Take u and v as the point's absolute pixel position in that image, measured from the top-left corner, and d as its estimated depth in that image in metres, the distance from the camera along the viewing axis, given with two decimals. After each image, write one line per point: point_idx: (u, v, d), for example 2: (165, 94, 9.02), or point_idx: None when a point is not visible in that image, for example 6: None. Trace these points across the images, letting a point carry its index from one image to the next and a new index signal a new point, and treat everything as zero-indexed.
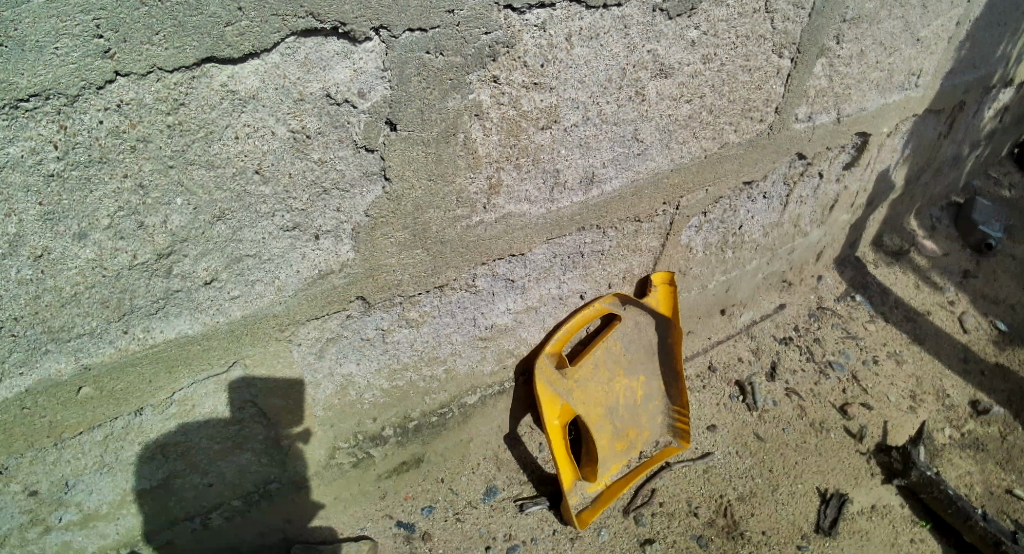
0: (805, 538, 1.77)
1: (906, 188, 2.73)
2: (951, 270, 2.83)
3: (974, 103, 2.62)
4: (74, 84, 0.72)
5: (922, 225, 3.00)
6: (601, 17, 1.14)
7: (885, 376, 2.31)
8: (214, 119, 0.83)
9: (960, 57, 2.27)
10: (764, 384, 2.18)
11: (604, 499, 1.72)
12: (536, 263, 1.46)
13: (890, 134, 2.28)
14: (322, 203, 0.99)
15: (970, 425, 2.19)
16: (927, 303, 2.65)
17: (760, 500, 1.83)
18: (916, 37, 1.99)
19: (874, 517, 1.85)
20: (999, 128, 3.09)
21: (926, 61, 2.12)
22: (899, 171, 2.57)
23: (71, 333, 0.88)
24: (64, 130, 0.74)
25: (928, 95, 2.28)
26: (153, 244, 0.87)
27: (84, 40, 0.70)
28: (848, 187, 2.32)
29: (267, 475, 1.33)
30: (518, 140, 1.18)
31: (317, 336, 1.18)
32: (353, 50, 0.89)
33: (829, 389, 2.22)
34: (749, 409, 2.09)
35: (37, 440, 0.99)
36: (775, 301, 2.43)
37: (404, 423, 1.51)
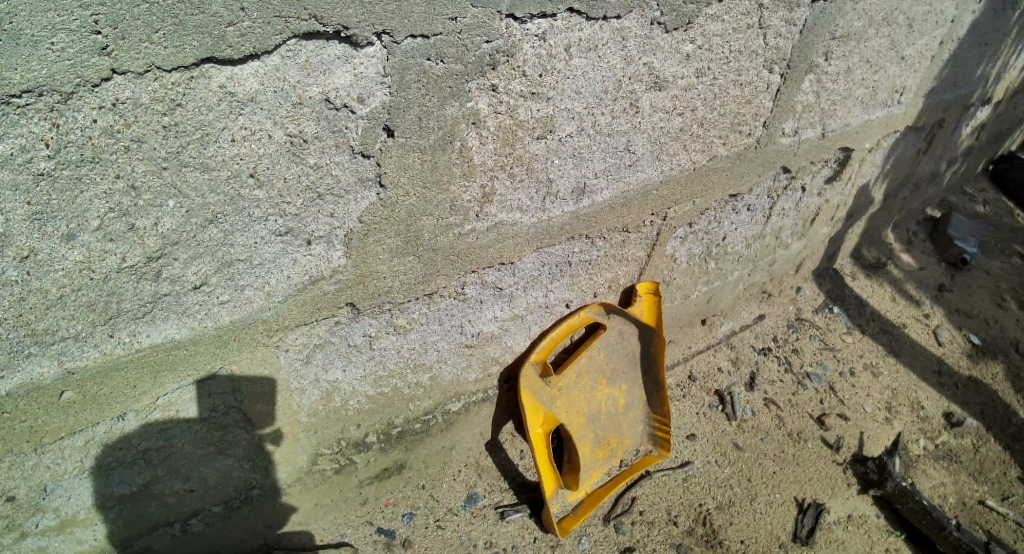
0: (783, 547, 1.78)
1: (884, 203, 2.78)
2: (927, 283, 2.89)
3: (952, 121, 2.68)
4: (69, 81, 0.71)
5: (899, 239, 3.06)
6: (600, 29, 1.15)
7: (862, 387, 2.34)
8: (211, 120, 0.81)
9: (942, 77, 2.32)
10: (743, 394, 2.20)
11: (586, 507, 1.71)
12: (526, 272, 1.45)
13: (872, 150, 2.31)
14: (315, 208, 0.98)
15: (945, 437, 2.24)
16: (903, 316, 2.70)
17: (739, 509, 1.84)
18: (900, 56, 2.02)
19: (850, 527, 1.88)
20: (975, 146, 3.17)
21: (910, 79, 2.16)
22: (879, 186, 2.61)
23: (55, 336, 0.86)
24: (56, 128, 0.72)
25: (910, 112, 2.32)
26: (143, 247, 0.85)
27: (81, 35, 0.69)
28: (829, 200, 2.36)
29: (249, 481, 1.30)
30: (513, 150, 1.18)
31: (305, 342, 1.16)
32: (354, 55, 0.88)
33: (807, 400, 2.24)
34: (728, 418, 2.10)
35: (16, 445, 0.97)
36: (755, 311, 2.45)
37: (388, 430, 1.49)
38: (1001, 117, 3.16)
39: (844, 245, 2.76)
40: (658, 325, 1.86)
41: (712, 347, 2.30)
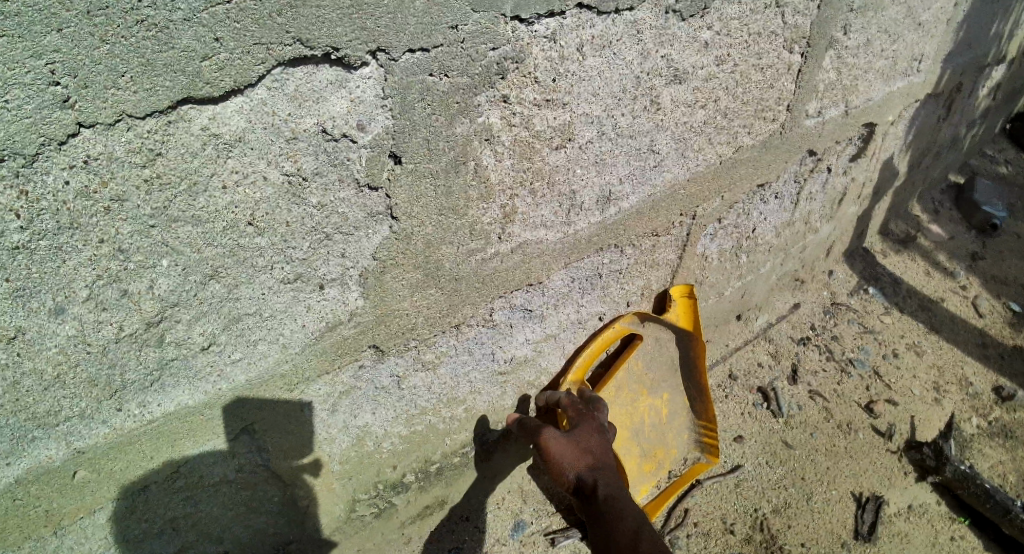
0: (846, 547, 1.66)
1: (909, 174, 2.63)
2: (959, 253, 2.75)
3: (969, 83, 2.50)
4: (32, 141, 0.63)
5: (925, 209, 2.91)
6: (613, 24, 1.06)
7: (907, 368, 2.19)
8: (197, 167, 0.74)
9: (959, 39, 2.18)
10: (786, 388, 2.05)
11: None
12: (555, 289, 1.36)
13: (895, 122, 2.18)
14: (325, 250, 0.90)
15: (997, 413, 2.09)
16: (939, 290, 2.55)
17: (796, 511, 1.72)
18: (917, 22, 1.89)
19: (912, 518, 1.76)
20: (994, 106, 3.00)
21: (926, 45, 2.02)
22: (902, 158, 2.47)
23: (59, 417, 0.79)
24: (25, 195, 0.65)
25: (929, 80, 2.18)
26: (141, 312, 0.78)
27: (38, 89, 0.61)
28: (856, 178, 2.22)
29: (286, 537, 1.22)
30: (532, 162, 1.09)
31: (329, 391, 1.08)
32: (348, 78, 0.80)
33: (852, 388, 2.09)
34: (775, 416, 1.96)
35: (31, 532, 0.90)
36: (790, 300, 2.31)
37: (426, 467, 1.40)
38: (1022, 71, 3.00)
39: (873, 221, 2.61)
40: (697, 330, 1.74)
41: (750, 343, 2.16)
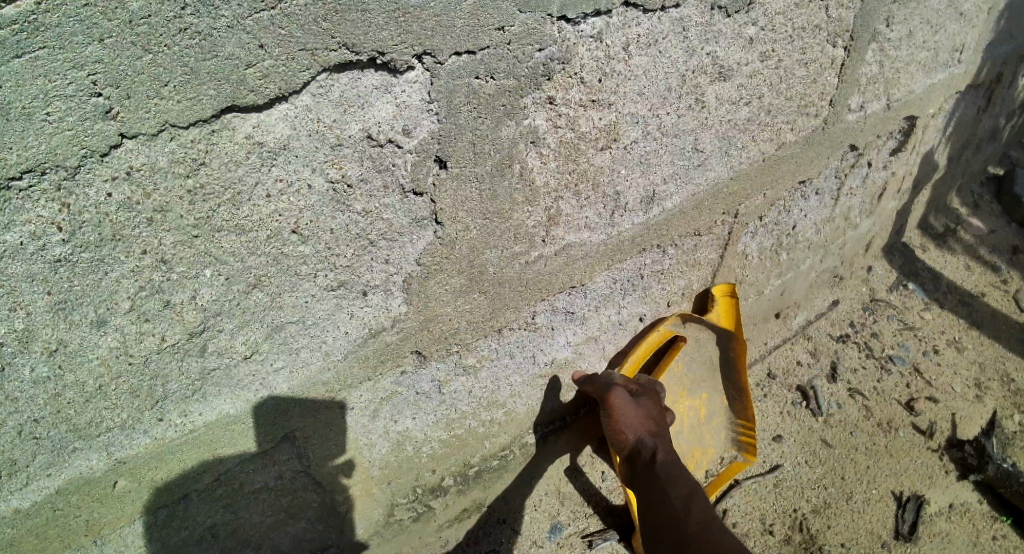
0: (887, 547, 1.60)
1: (949, 167, 2.53)
2: (1000, 248, 2.65)
3: (1009, 73, 2.40)
4: (73, 153, 0.62)
5: (964, 202, 2.82)
6: (659, 22, 1.02)
7: (948, 365, 2.11)
8: (241, 176, 0.73)
9: (998, 29, 2.07)
10: (826, 387, 1.98)
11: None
12: (597, 292, 1.33)
13: (933, 115, 2.09)
14: (368, 257, 0.89)
15: None
16: (981, 286, 2.46)
17: (837, 511, 1.66)
18: (959, 12, 1.81)
19: (954, 518, 1.70)
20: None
21: (969, 35, 1.93)
22: (942, 151, 2.37)
23: (99, 429, 0.78)
24: (66, 208, 0.64)
25: (970, 70, 2.09)
26: (184, 323, 0.77)
27: (80, 100, 0.60)
28: (895, 173, 2.14)
29: (324, 542, 1.22)
30: (577, 165, 1.06)
31: (371, 397, 1.07)
32: (394, 83, 0.79)
33: (892, 385, 2.02)
34: (814, 414, 1.90)
35: (73, 540, 0.90)
36: (828, 297, 2.24)
37: (464, 471, 1.39)
38: None
39: (912, 214, 2.51)
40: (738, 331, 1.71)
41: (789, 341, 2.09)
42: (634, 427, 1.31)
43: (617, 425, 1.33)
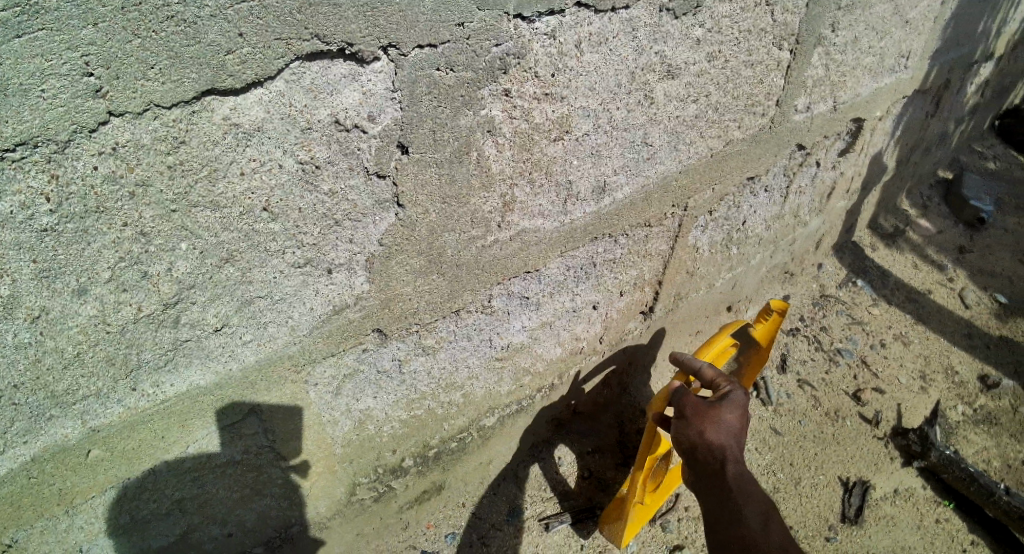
0: (833, 530, 1.74)
1: (898, 169, 2.70)
2: (947, 247, 2.84)
3: (958, 81, 2.60)
4: (64, 128, 0.66)
5: (915, 204, 2.98)
6: (609, 22, 1.10)
7: (894, 358, 2.26)
8: (218, 155, 0.77)
9: (946, 37, 2.24)
10: (776, 378, 2.11)
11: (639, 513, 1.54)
12: (552, 278, 1.40)
13: (882, 117, 2.24)
14: (334, 235, 0.94)
15: (982, 401, 2.17)
16: (927, 282, 2.64)
17: (785, 496, 1.80)
18: (905, 19, 1.94)
19: (897, 502, 1.83)
20: (981, 103, 3.10)
21: (915, 42, 2.08)
22: (891, 154, 2.54)
23: (76, 396, 0.82)
24: (55, 180, 0.68)
25: (916, 76, 2.23)
26: (159, 294, 0.81)
27: (72, 79, 0.64)
28: (843, 173, 2.28)
29: (288, 519, 1.28)
30: (531, 154, 1.13)
31: (334, 373, 1.12)
32: (361, 72, 0.84)
33: (840, 377, 2.16)
34: (765, 404, 2.03)
35: (46, 510, 0.93)
36: (779, 292, 2.37)
37: (424, 452, 1.45)
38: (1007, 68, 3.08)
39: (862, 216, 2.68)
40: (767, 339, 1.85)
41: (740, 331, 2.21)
42: (731, 432, 1.12)
43: (708, 423, 1.12)
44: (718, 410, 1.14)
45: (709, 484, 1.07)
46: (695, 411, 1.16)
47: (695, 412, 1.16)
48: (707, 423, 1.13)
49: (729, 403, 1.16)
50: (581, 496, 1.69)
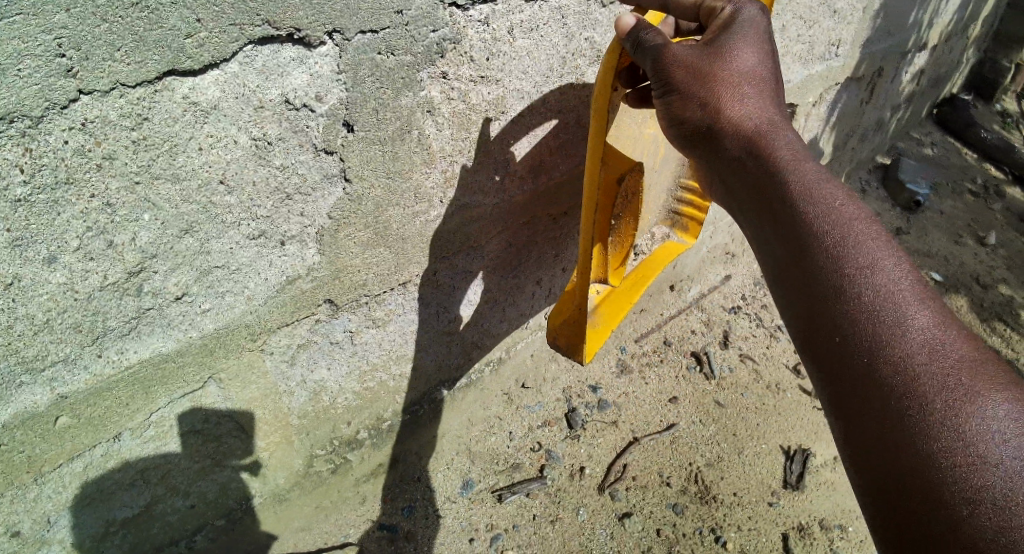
0: (775, 495, 1.85)
1: (834, 154, 2.91)
2: (885, 229, 3.11)
3: (891, 69, 2.82)
4: (38, 105, 0.73)
5: (853, 189, 3.26)
6: (539, 9, 1.19)
7: None
8: (177, 131, 0.85)
9: (876, 27, 2.41)
10: (719, 352, 2.25)
11: (610, 316, 1.31)
12: (495, 252, 1.49)
13: (815, 103, 2.40)
14: (286, 209, 1.02)
15: None
16: None
17: (728, 464, 1.90)
18: (832, 9, 2.09)
19: (837, 468, 1.97)
20: (916, 90, 3.40)
21: (844, 31, 2.22)
22: (827, 139, 2.74)
23: (46, 362, 0.89)
24: (29, 153, 0.75)
25: (849, 63, 2.40)
26: (124, 262, 0.89)
27: (47, 59, 0.71)
28: None
29: (248, 491, 1.34)
30: (469, 133, 1.22)
31: (288, 343, 1.19)
32: (309, 55, 0.91)
33: (781, 351, 2.32)
34: (707, 378, 2.14)
35: (15, 477, 0.97)
36: (721, 273, 2.51)
37: (378, 424, 1.53)
38: (932, 59, 3.32)
39: None
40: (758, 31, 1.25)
41: (684, 310, 2.33)
42: (749, 87, 0.90)
43: (722, 89, 0.89)
44: (724, 59, 0.91)
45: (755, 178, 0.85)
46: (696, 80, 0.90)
47: (697, 76, 0.90)
48: (720, 88, 0.89)
49: (733, 45, 0.92)
50: (533, 468, 1.77)
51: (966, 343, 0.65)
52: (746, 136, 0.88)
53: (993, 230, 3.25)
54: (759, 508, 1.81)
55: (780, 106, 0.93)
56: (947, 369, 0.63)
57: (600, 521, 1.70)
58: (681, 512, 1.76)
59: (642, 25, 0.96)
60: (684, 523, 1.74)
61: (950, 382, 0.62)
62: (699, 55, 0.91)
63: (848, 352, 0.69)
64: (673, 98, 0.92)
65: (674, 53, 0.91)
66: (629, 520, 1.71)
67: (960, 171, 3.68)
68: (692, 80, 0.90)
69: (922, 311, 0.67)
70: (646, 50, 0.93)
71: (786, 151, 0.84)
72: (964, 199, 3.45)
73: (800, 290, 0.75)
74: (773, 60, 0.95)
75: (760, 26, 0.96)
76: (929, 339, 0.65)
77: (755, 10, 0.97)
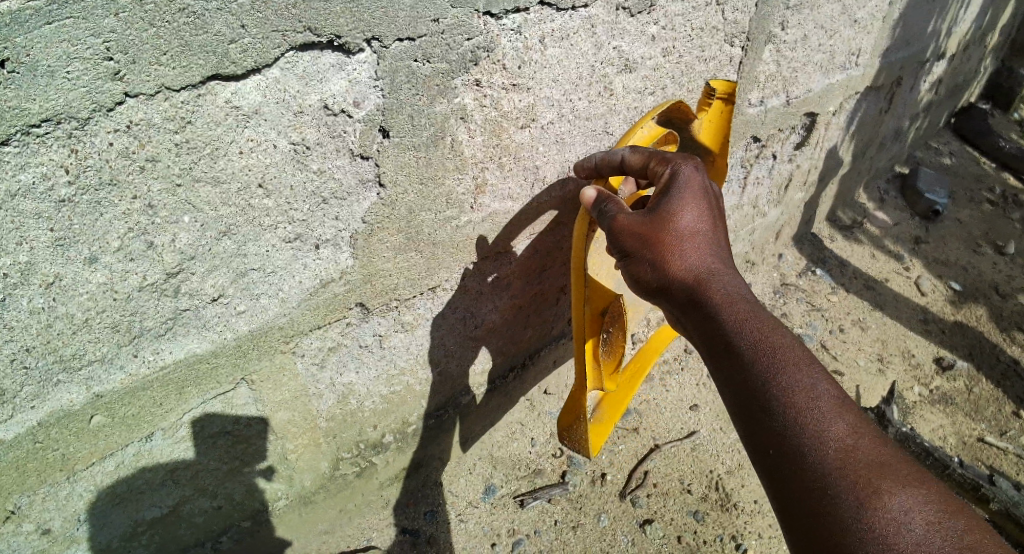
0: None
1: (855, 163, 2.89)
2: (906, 238, 3.07)
3: (911, 78, 2.79)
4: (85, 107, 0.75)
5: (874, 198, 3.23)
6: (570, 19, 1.19)
7: (854, 342, 2.45)
8: (219, 135, 0.87)
9: (896, 36, 2.39)
10: None
11: (613, 410, 1.38)
12: (522, 259, 1.48)
13: (836, 113, 2.39)
14: (321, 213, 1.03)
15: (939, 382, 2.37)
16: (886, 271, 2.85)
17: (749, 472, 1.87)
18: (854, 19, 2.07)
19: None
20: (936, 99, 3.37)
21: (865, 41, 2.21)
22: (847, 148, 2.71)
23: (82, 361, 0.91)
24: (74, 154, 0.77)
25: (870, 72, 2.39)
26: (163, 263, 0.91)
27: (95, 62, 0.73)
28: (800, 166, 2.43)
29: (274, 493, 1.35)
30: (500, 140, 1.23)
31: (319, 346, 1.20)
32: (348, 62, 0.93)
33: None
34: None
35: (50, 475, 0.99)
36: None
37: (403, 428, 1.53)
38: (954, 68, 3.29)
39: (821, 209, 2.88)
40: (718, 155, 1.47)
41: None
42: (692, 238, 0.99)
43: (664, 244, 0.99)
44: (665, 216, 1.01)
45: (697, 322, 0.96)
46: (643, 243, 1.00)
47: (641, 238, 1.01)
48: (664, 243, 0.99)
49: (676, 202, 1.01)
50: (555, 475, 1.77)
51: (874, 449, 0.78)
52: (688, 281, 0.97)
53: (1015, 238, 3.21)
54: None
55: (724, 244, 1.03)
56: (858, 474, 0.75)
57: (621, 528, 1.69)
58: (703, 519, 1.74)
59: (602, 196, 1.08)
60: (705, 531, 1.72)
61: (861, 485, 0.74)
62: (642, 217, 1.02)
63: (782, 463, 0.81)
64: (625, 260, 1.04)
65: (622, 222, 1.03)
66: (650, 527, 1.69)
67: (981, 180, 3.63)
68: (638, 244, 1.01)
69: (837, 422, 0.80)
70: (603, 217, 1.06)
71: (724, 292, 0.95)
72: (985, 208, 3.41)
73: (740, 412, 0.87)
74: (713, 202, 1.05)
75: (697, 176, 1.06)
76: (844, 447, 0.78)
77: (691, 165, 1.07)
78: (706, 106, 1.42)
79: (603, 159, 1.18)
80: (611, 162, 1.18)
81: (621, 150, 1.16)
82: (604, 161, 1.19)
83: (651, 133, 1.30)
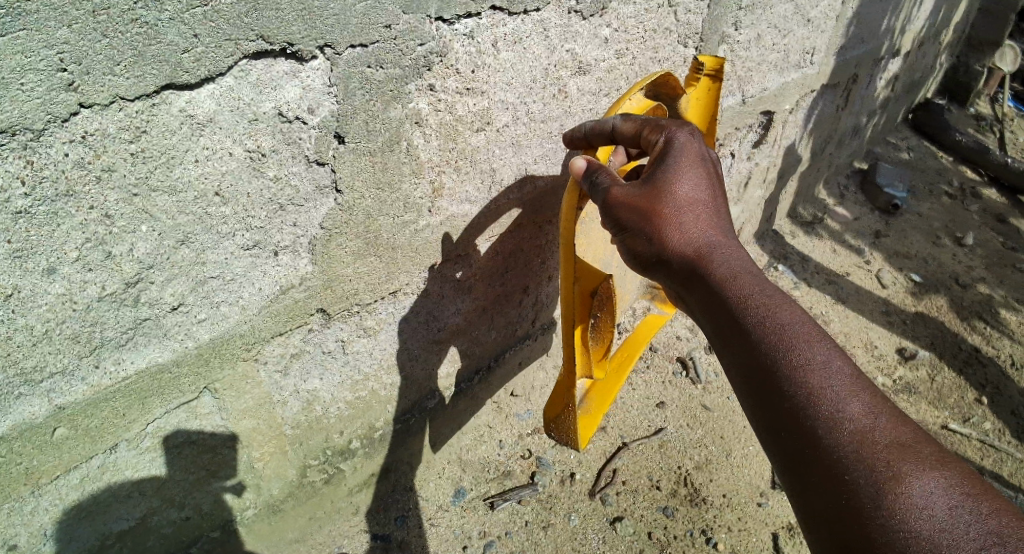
0: (764, 494, 1.90)
1: (812, 159, 2.99)
2: (863, 232, 3.19)
3: (863, 76, 2.90)
4: (40, 118, 0.75)
5: (832, 194, 3.36)
6: (522, 23, 1.22)
7: None
8: (174, 143, 0.88)
9: (848, 35, 2.48)
10: (704, 357, 2.28)
11: (600, 401, 1.37)
12: (483, 260, 1.50)
13: (792, 110, 2.47)
14: (279, 220, 1.04)
15: (901, 372, 2.47)
16: (845, 265, 2.96)
17: (716, 466, 1.93)
18: (806, 19, 2.15)
19: None
20: (890, 97, 3.50)
21: (817, 40, 2.30)
22: (804, 144, 2.80)
23: (43, 374, 0.90)
24: (30, 165, 0.77)
25: (823, 71, 2.47)
26: (121, 273, 0.91)
27: (49, 74, 0.73)
28: (759, 163, 2.50)
29: (241, 503, 1.34)
30: (456, 144, 1.25)
31: (282, 352, 1.21)
32: (301, 69, 0.95)
33: None
34: (694, 383, 2.18)
35: (12, 490, 0.98)
36: None
37: (370, 434, 1.54)
38: (904, 66, 3.42)
39: (780, 205, 2.97)
40: (705, 134, 1.41)
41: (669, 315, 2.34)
42: (692, 214, 0.98)
43: (663, 220, 0.97)
44: (664, 189, 0.98)
45: (701, 300, 0.95)
46: (642, 218, 0.98)
47: (640, 214, 0.98)
48: (665, 220, 0.97)
49: (671, 174, 0.99)
50: (524, 475, 1.80)
51: (893, 430, 0.74)
52: (689, 257, 0.96)
53: (970, 231, 3.35)
54: (748, 509, 1.85)
55: (725, 218, 1.01)
56: (876, 456, 0.72)
57: (592, 525, 1.72)
58: (672, 514, 1.79)
59: (593, 167, 1.07)
60: (675, 525, 1.77)
61: (879, 469, 0.71)
62: (639, 191, 1.00)
63: (795, 445, 0.79)
64: (623, 234, 1.02)
65: (617, 194, 1.01)
66: (620, 523, 1.73)
67: (934, 174, 3.78)
68: (638, 220, 0.99)
69: (852, 402, 0.77)
70: (597, 190, 1.04)
71: (728, 270, 0.93)
72: (941, 202, 3.55)
73: (752, 394, 0.85)
74: (712, 174, 1.02)
75: (694, 145, 1.03)
76: (860, 428, 0.75)
77: (687, 132, 1.05)
78: (694, 83, 1.36)
79: (594, 127, 1.14)
80: (603, 130, 1.13)
81: (613, 119, 1.11)
82: (595, 129, 1.14)
83: (639, 105, 1.26)
